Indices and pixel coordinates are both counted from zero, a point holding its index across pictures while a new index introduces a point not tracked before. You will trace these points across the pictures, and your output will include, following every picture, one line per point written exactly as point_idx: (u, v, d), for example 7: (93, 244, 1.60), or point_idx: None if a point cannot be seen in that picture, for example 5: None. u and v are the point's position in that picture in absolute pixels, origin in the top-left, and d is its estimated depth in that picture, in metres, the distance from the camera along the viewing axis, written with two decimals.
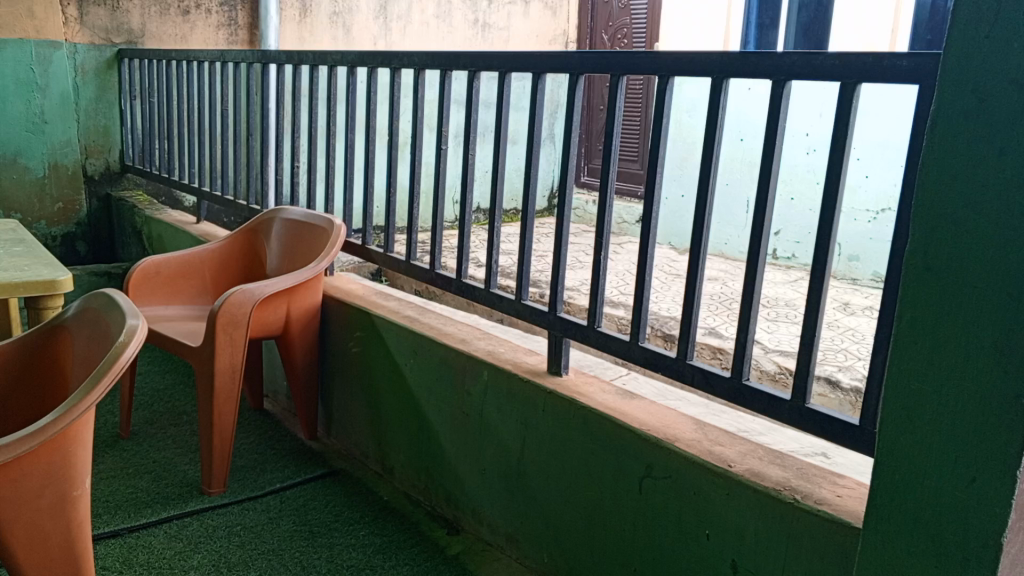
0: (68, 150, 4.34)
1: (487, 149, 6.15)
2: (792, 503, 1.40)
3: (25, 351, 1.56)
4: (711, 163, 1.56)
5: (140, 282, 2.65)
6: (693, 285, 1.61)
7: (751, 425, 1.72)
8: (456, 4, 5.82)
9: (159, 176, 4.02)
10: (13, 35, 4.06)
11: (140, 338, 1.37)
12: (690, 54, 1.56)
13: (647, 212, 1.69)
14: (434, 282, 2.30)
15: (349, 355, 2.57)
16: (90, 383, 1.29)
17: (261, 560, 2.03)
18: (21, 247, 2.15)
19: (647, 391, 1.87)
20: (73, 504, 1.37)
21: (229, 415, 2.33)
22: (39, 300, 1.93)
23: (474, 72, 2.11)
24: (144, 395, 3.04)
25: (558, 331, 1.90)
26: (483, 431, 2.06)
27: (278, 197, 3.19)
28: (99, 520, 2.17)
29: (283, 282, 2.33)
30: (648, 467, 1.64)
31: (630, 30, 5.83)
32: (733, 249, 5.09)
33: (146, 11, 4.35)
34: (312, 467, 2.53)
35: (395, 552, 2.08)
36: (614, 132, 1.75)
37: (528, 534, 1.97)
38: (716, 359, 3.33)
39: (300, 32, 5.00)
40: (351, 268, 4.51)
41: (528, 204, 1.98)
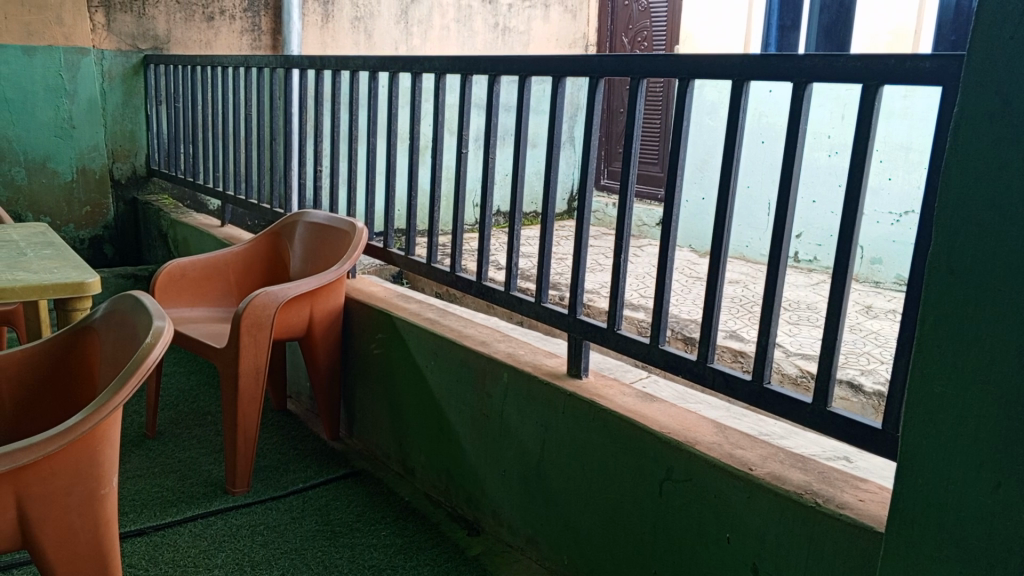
0: (95, 154, 4.41)
1: (507, 152, 6.18)
2: (814, 506, 1.39)
3: (54, 351, 1.59)
4: (732, 165, 1.56)
5: (165, 284, 2.68)
6: (714, 288, 1.61)
7: (772, 428, 1.72)
8: (477, 8, 5.85)
9: (185, 179, 4.08)
10: (42, 42, 4.13)
11: (167, 340, 1.39)
12: (710, 57, 1.56)
13: (667, 215, 1.69)
14: (455, 284, 2.31)
15: (371, 357, 2.59)
16: (117, 383, 1.31)
17: (283, 559, 2.05)
18: (50, 250, 2.18)
19: (668, 394, 1.87)
20: (101, 502, 1.40)
21: (253, 416, 2.36)
22: (68, 302, 1.96)
23: (494, 76, 2.12)
24: (169, 395, 3.08)
25: (577, 334, 1.90)
26: (503, 432, 2.07)
27: (300, 200, 3.22)
28: (125, 519, 2.20)
29: (306, 284, 2.36)
30: (669, 470, 1.64)
31: (650, 33, 5.88)
32: (755, 252, 5.07)
33: (171, 17, 4.42)
34: (334, 467, 2.55)
35: (416, 553, 2.09)
36: (634, 134, 1.75)
37: (547, 536, 1.98)
38: (737, 362, 3.34)
39: (323, 37, 5.05)
40: (373, 270, 4.56)
41: (548, 207, 1.99)
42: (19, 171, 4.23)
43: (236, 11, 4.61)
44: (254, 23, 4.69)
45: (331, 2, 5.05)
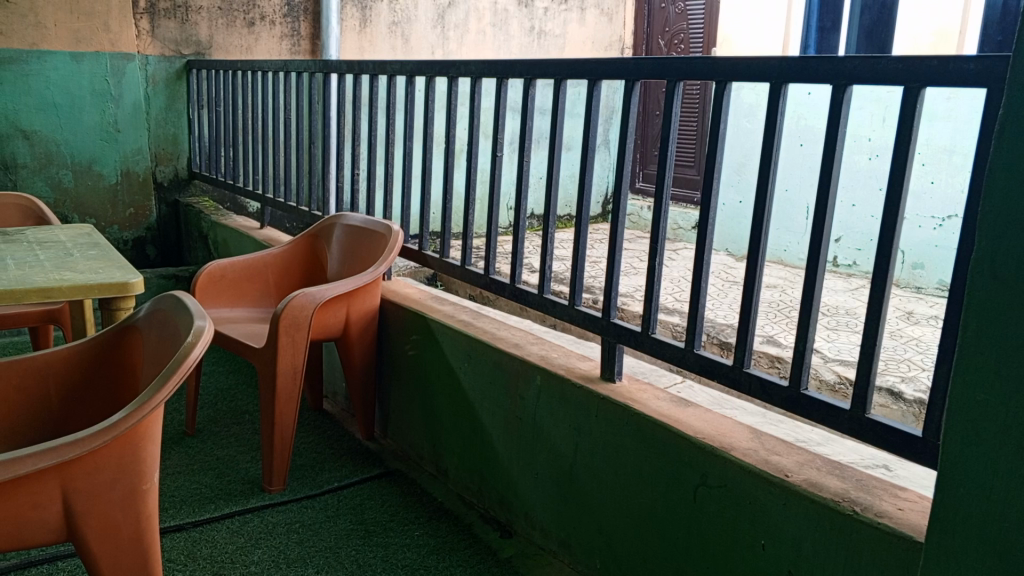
0: (139, 158, 4.51)
1: (542, 155, 6.19)
2: (852, 515, 1.37)
3: (99, 350, 1.64)
4: (769, 169, 1.54)
5: (206, 285, 2.73)
6: (751, 292, 1.59)
7: (810, 435, 1.69)
8: (513, 12, 5.87)
9: (225, 182, 4.15)
10: (90, 48, 4.24)
11: (207, 339, 1.42)
12: (747, 60, 1.54)
13: (703, 217, 1.67)
14: (488, 287, 2.32)
15: (405, 358, 2.61)
16: (159, 381, 1.34)
17: (318, 557, 2.07)
18: (96, 251, 2.24)
19: (702, 399, 1.86)
20: (143, 497, 1.43)
21: (289, 416, 2.39)
22: (113, 302, 2.01)
23: (530, 79, 2.12)
24: (209, 394, 3.14)
25: (611, 337, 1.89)
26: (536, 435, 2.07)
27: (337, 203, 3.26)
28: (165, 514, 2.25)
29: (343, 285, 2.39)
30: (703, 475, 1.62)
31: (687, 35, 5.85)
32: (793, 256, 5.01)
33: (213, 23, 4.52)
34: (368, 467, 2.57)
35: (448, 554, 2.10)
36: (670, 135, 1.74)
37: (580, 540, 1.98)
38: (774, 368, 3.30)
39: (360, 42, 5.11)
40: (408, 272, 4.61)
41: (582, 209, 1.98)
42: (66, 174, 4.34)
43: (276, 17, 4.69)
44: (294, 28, 4.77)
45: (369, 7, 5.10)
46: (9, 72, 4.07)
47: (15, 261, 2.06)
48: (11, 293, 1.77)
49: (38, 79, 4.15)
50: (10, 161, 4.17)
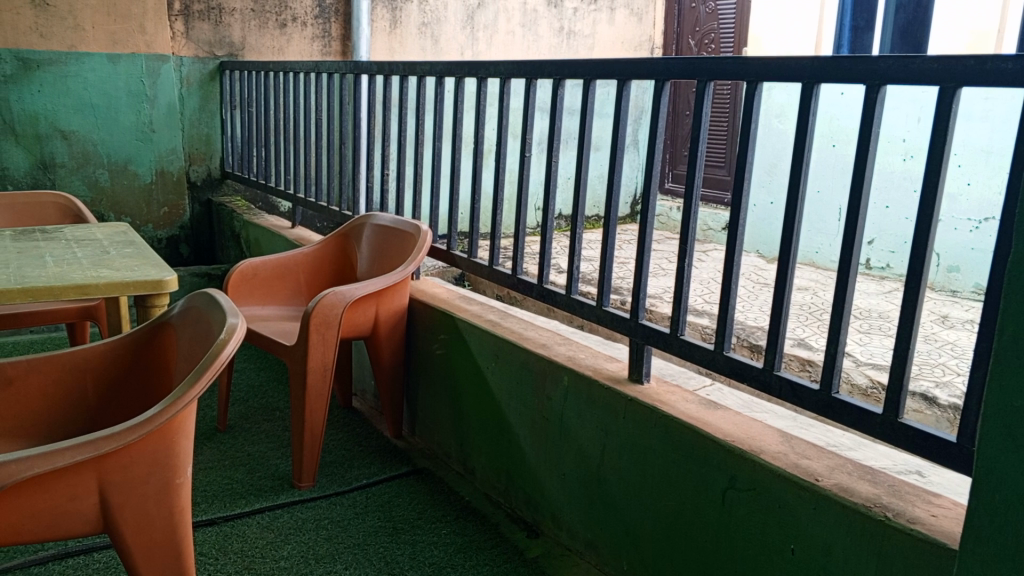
0: (173, 158, 4.59)
1: (571, 155, 6.19)
2: (884, 520, 1.35)
3: (134, 346, 1.67)
4: (801, 170, 1.52)
5: (238, 283, 2.77)
6: (781, 295, 1.58)
7: (841, 439, 1.68)
8: (543, 12, 5.86)
9: (257, 181, 4.21)
10: (126, 50, 4.32)
11: (240, 336, 1.44)
12: (780, 59, 1.53)
13: (733, 219, 1.66)
14: (516, 287, 2.32)
15: (434, 357, 2.62)
16: (193, 377, 1.36)
17: (346, 554, 2.09)
18: (132, 249, 2.28)
19: (732, 402, 1.84)
20: (177, 491, 1.45)
21: (319, 412, 2.41)
22: (147, 299, 2.04)
23: (559, 80, 2.12)
24: (240, 390, 3.19)
25: (639, 338, 1.89)
26: (564, 435, 2.07)
27: (366, 203, 3.28)
28: (197, 508, 2.29)
29: (373, 283, 2.41)
30: (732, 479, 1.61)
31: (718, 35, 5.81)
32: (825, 258, 4.96)
33: (246, 25, 4.58)
34: (397, 465, 2.59)
35: (475, 553, 2.11)
36: (701, 136, 1.73)
37: (607, 542, 1.97)
38: (805, 371, 3.25)
39: (390, 43, 5.14)
40: (437, 272, 4.64)
41: (610, 210, 1.98)
42: (102, 174, 4.42)
43: (307, 18, 4.75)
44: (324, 30, 4.83)
45: (399, 8, 5.13)
46: (48, 73, 4.16)
47: (53, 258, 2.11)
48: (50, 289, 1.81)
49: (76, 79, 4.23)
50: (48, 160, 4.26)
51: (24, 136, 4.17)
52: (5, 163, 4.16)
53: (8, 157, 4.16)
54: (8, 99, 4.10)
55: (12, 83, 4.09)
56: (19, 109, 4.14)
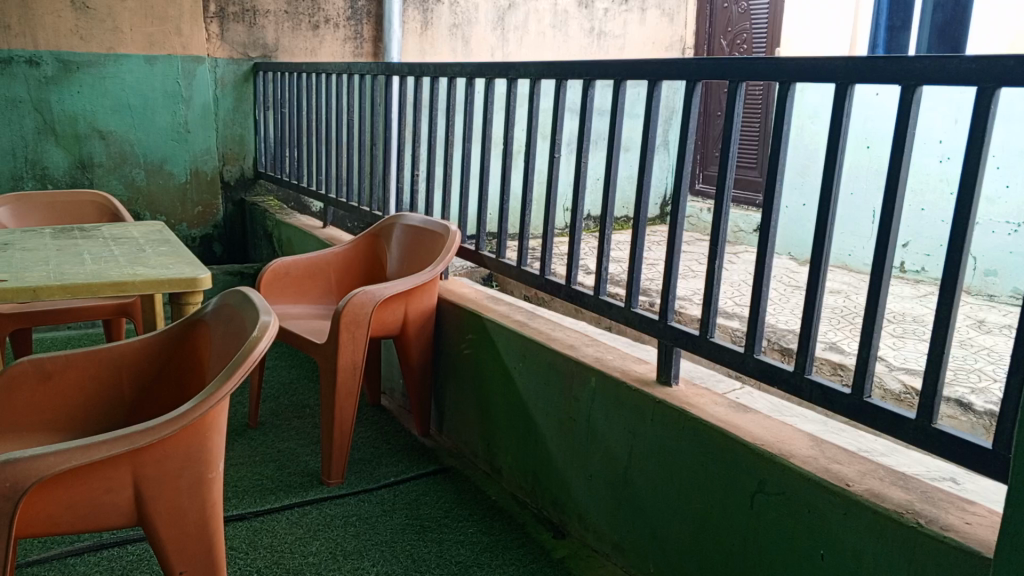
0: (208, 158, 4.66)
1: (600, 156, 6.18)
2: (916, 526, 1.33)
3: (169, 343, 1.70)
4: (835, 171, 1.51)
5: (271, 281, 2.81)
6: (813, 298, 1.56)
7: (873, 445, 1.65)
8: (573, 12, 5.85)
9: (290, 181, 4.26)
10: (163, 52, 4.39)
11: (272, 334, 1.46)
12: (813, 59, 1.51)
13: (764, 221, 1.64)
14: (544, 288, 2.32)
15: (461, 357, 2.63)
16: (226, 373, 1.38)
17: (374, 551, 2.11)
18: (166, 247, 2.32)
19: (762, 405, 1.82)
20: (209, 486, 1.48)
21: (349, 410, 2.43)
22: (182, 296, 2.07)
23: (589, 80, 2.12)
24: (271, 387, 3.23)
25: (668, 340, 1.88)
26: (591, 437, 2.07)
27: (396, 203, 3.30)
28: (228, 503, 2.32)
29: (403, 283, 2.43)
30: (761, 483, 1.60)
31: (750, 35, 5.76)
32: (858, 261, 4.90)
33: (280, 27, 4.64)
34: (424, 464, 2.61)
35: (501, 552, 2.12)
36: (732, 137, 1.72)
37: (634, 544, 1.96)
38: (836, 375, 3.23)
39: (421, 44, 5.17)
40: (465, 272, 4.66)
41: (640, 211, 1.97)
42: (139, 173, 4.50)
43: (340, 20, 4.80)
44: (356, 31, 4.87)
45: (430, 10, 5.16)
46: (88, 75, 4.25)
47: (91, 256, 2.16)
48: (88, 285, 1.85)
49: (114, 81, 4.32)
50: (87, 160, 4.35)
51: (64, 136, 4.27)
52: (45, 163, 4.26)
53: (48, 157, 4.25)
54: (49, 100, 4.19)
55: (53, 84, 4.18)
56: (60, 109, 4.23)
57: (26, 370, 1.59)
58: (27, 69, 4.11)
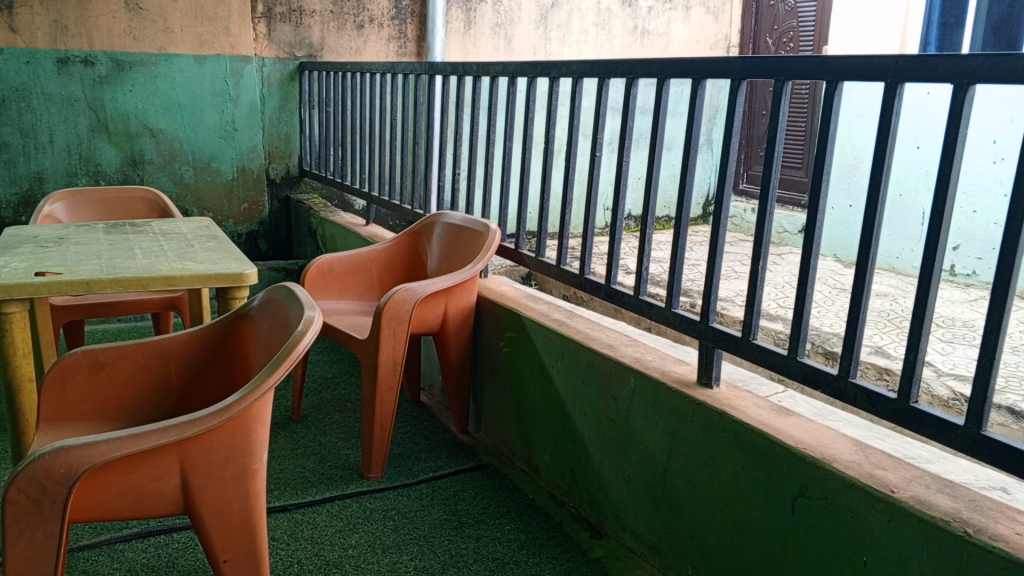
0: (254, 155, 4.75)
1: (642, 155, 6.15)
2: (964, 536, 1.30)
3: (215, 336, 1.74)
4: (883, 171, 1.47)
5: (315, 278, 2.86)
6: (858, 301, 1.54)
7: (920, 452, 1.62)
8: (617, 11, 5.82)
9: (334, 180, 4.32)
10: (212, 52, 4.48)
11: (316, 329, 1.48)
12: (862, 57, 1.49)
13: (810, 223, 1.62)
14: (583, 287, 2.32)
15: (500, 355, 2.64)
16: (271, 366, 1.41)
17: (412, 545, 2.13)
18: (214, 243, 2.37)
19: (805, 409, 1.80)
20: (252, 477, 1.51)
21: (389, 405, 2.46)
22: (227, 292, 2.07)
23: (632, 79, 2.11)
24: (314, 382, 3.28)
25: (709, 342, 1.87)
26: (629, 437, 2.06)
27: (438, 202, 3.32)
28: (271, 495, 2.36)
29: (443, 281, 2.45)
30: (802, 486, 1.58)
31: (797, 34, 5.67)
32: (906, 264, 4.80)
33: (325, 26, 4.71)
34: (462, 460, 2.63)
35: (538, 550, 2.12)
36: (778, 136, 1.69)
37: (672, 545, 1.95)
38: (882, 380, 3.16)
39: (464, 44, 5.21)
40: (504, 271, 4.68)
41: (682, 210, 1.95)
42: (187, 170, 4.60)
43: (384, 20, 4.85)
44: (400, 31, 4.92)
45: (474, 9, 5.19)
46: (140, 74, 4.36)
47: (142, 250, 2.21)
48: (139, 279, 1.90)
49: (165, 80, 4.42)
50: (138, 157, 4.47)
51: (116, 134, 4.38)
52: (98, 159, 4.38)
53: (101, 153, 4.37)
54: (103, 99, 4.31)
55: (106, 83, 4.30)
56: (113, 108, 4.35)
57: (78, 361, 1.64)
58: (82, 69, 4.23)
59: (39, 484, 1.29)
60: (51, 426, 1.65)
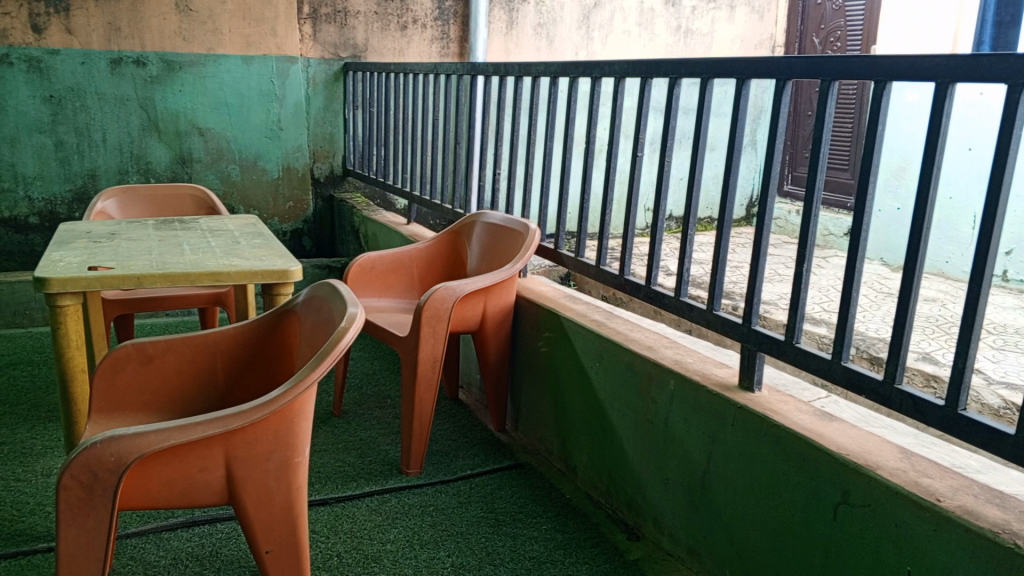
0: (299, 154, 4.82)
1: (685, 155, 6.10)
2: (1013, 548, 1.27)
3: (260, 331, 1.78)
4: (933, 174, 1.44)
5: (357, 275, 2.90)
6: (906, 306, 1.51)
7: (969, 461, 1.58)
8: (660, 11, 5.78)
9: (376, 179, 4.37)
10: (259, 52, 4.57)
11: (359, 325, 1.50)
12: (912, 57, 1.46)
13: (856, 225, 1.59)
14: (623, 288, 2.30)
15: (538, 355, 2.65)
16: (314, 361, 1.43)
17: (450, 542, 2.15)
18: (260, 240, 2.42)
19: (849, 415, 1.77)
20: (295, 471, 1.53)
21: (428, 403, 2.48)
22: (273, 287, 2.09)
23: (675, 79, 2.09)
24: (355, 378, 3.32)
25: (751, 345, 1.85)
26: (668, 440, 2.05)
27: (478, 201, 3.34)
28: (311, 488, 2.40)
29: (482, 281, 2.46)
30: (845, 493, 1.56)
31: (844, 33, 5.57)
32: (956, 269, 4.69)
33: (369, 27, 4.77)
34: (500, 458, 2.64)
35: (575, 550, 2.12)
36: (824, 137, 1.67)
37: (710, 549, 1.93)
38: (929, 387, 3.09)
39: (506, 44, 5.22)
40: (543, 271, 4.68)
41: (725, 212, 1.94)
42: (234, 169, 4.70)
43: (427, 20, 4.89)
44: (443, 31, 4.96)
45: (516, 9, 5.20)
46: (189, 74, 4.46)
47: (190, 246, 2.27)
48: (187, 275, 1.95)
49: (213, 80, 4.51)
50: (187, 155, 4.57)
51: (166, 133, 4.49)
52: (149, 158, 4.49)
53: (151, 152, 4.49)
54: (153, 99, 4.42)
55: (157, 83, 4.40)
56: (163, 107, 4.45)
57: (129, 353, 1.70)
58: (134, 69, 4.34)
59: (90, 472, 1.33)
60: (103, 416, 1.70)
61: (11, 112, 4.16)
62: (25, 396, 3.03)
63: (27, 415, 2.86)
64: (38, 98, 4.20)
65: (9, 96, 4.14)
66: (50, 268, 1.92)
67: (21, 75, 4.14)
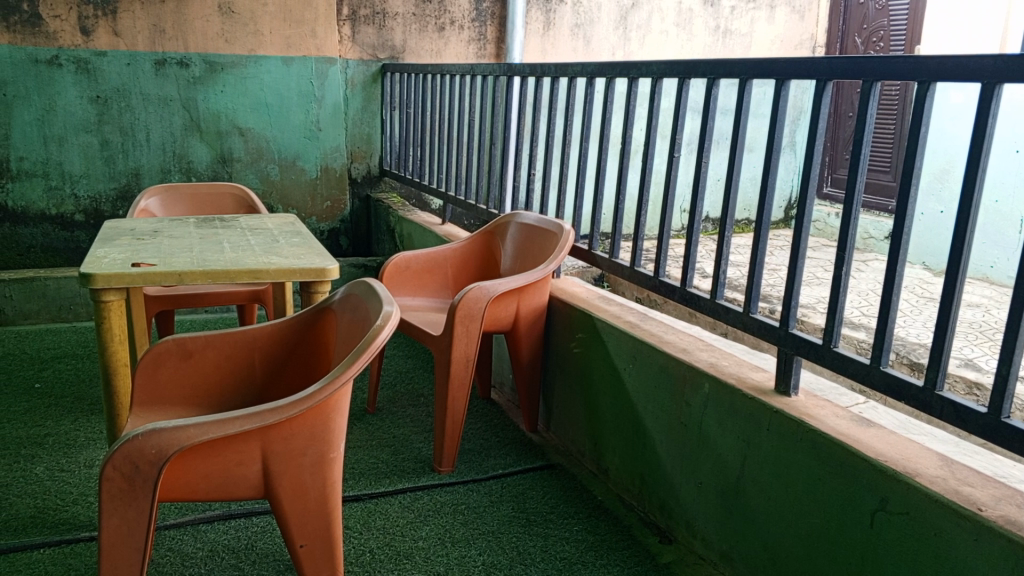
0: (337, 155, 4.88)
1: (722, 156, 6.04)
2: None
3: (297, 329, 1.80)
4: (977, 176, 1.41)
5: (393, 274, 2.92)
6: (947, 311, 1.48)
7: (1012, 470, 1.54)
8: (698, 11, 5.73)
9: (413, 180, 4.41)
10: (299, 53, 4.63)
11: (394, 323, 1.51)
12: (958, 57, 1.43)
13: (897, 229, 1.56)
14: (657, 290, 2.29)
15: (572, 355, 2.64)
16: (350, 358, 1.45)
17: (481, 540, 2.15)
18: (298, 238, 2.45)
19: (888, 421, 1.73)
20: (330, 466, 1.56)
21: (461, 402, 2.49)
22: (311, 285, 2.13)
23: (713, 79, 2.08)
24: (389, 376, 3.35)
25: (788, 348, 1.82)
26: (701, 443, 2.03)
27: (513, 201, 3.34)
28: (345, 484, 2.43)
29: (516, 281, 2.46)
30: (883, 501, 1.53)
31: (887, 33, 5.48)
32: (1001, 274, 4.57)
33: (407, 28, 4.81)
34: (531, 458, 2.64)
35: (606, 552, 2.12)
36: (865, 138, 1.64)
37: (744, 554, 1.92)
38: (972, 394, 3.03)
39: (543, 45, 5.23)
40: (577, 272, 4.68)
41: (762, 214, 1.91)
42: (273, 168, 4.77)
43: (465, 21, 4.92)
44: (480, 32, 4.98)
45: (553, 10, 5.20)
46: (231, 75, 4.53)
47: (230, 244, 2.31)
48: (227, 272, 1.98)
49: (254, 81, 4.59)
50: (227, 154, 4.65)
51: (207, 132, 4.58)
52: (191, 157, 4.58)
53: (193, 151, 4.57)
54: (196, 99, 4.50)
55: (200, 84, 4.49)
56: (205, 107, 4.54)
57: (169, 349, 1.73)
58: (177, 70, 4.43)
59: (133, 463, 1.36)
60: (144, 409, 1.74)
61: (59, 112, 4.28)
62: (69, 389, 3.11)
63: (71, 407, 2.93)
64: (86, 99, 4.31)
65: (57, 96, 4.25)
66: (96, 264, 1.97)
67: (70, 75, 4.25)
